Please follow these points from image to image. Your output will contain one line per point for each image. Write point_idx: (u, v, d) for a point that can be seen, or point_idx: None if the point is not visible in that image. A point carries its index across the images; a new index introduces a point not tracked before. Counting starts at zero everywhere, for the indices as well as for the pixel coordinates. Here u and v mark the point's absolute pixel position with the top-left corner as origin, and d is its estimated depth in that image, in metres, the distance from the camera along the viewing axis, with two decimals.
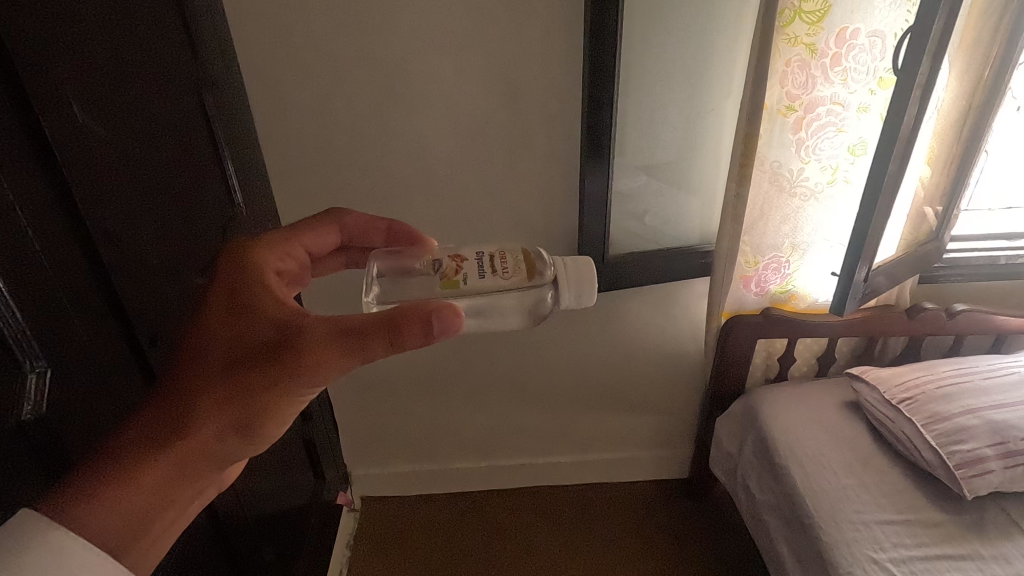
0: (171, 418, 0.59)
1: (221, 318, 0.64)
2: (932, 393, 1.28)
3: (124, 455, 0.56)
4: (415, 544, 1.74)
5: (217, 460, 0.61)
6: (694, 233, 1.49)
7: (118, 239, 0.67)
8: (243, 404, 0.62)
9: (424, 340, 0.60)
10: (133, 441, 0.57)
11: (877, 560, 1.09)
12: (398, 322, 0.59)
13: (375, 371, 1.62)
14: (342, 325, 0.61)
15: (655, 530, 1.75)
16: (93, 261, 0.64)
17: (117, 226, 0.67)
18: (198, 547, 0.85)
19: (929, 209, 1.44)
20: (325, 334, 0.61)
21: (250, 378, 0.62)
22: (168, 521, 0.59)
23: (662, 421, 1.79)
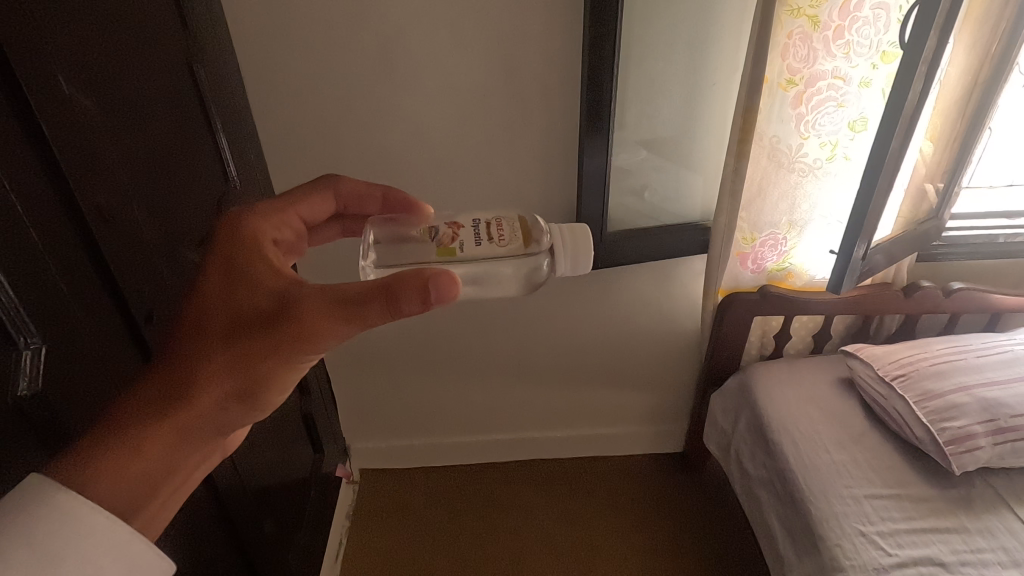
0: (175, 386, 0.59)
1: (220, 287, 0.64)
2: (926, 370, 1.29)
3: (129, 423, 0.56)
4: (414, 515, 1.77)
5: (220, 426, 0.62)
6: (695, 210, 1.48)
7: (111, 215, 0.66)
8: (243, 371, 0.62)
9: (421, 307, 0.60)
10: (135, 409, 0.57)
11: (864, 532, 1.11)
12: (394, 290, 0.59)
13: (373, 346, 1.63)
14: (339, 294, 0.61)
15: (649, 502, 1.78)
16: (85, 238, 0.63)
17: (111, 201, 0.67)
18: (199, 519, 0.86)
19: (930, 186, 1.43)
20: (322, 301, 0.61)
21: (249, 346, 0.62)
22: (175, 485, 0.59)
23: (658, 397, 1.81)
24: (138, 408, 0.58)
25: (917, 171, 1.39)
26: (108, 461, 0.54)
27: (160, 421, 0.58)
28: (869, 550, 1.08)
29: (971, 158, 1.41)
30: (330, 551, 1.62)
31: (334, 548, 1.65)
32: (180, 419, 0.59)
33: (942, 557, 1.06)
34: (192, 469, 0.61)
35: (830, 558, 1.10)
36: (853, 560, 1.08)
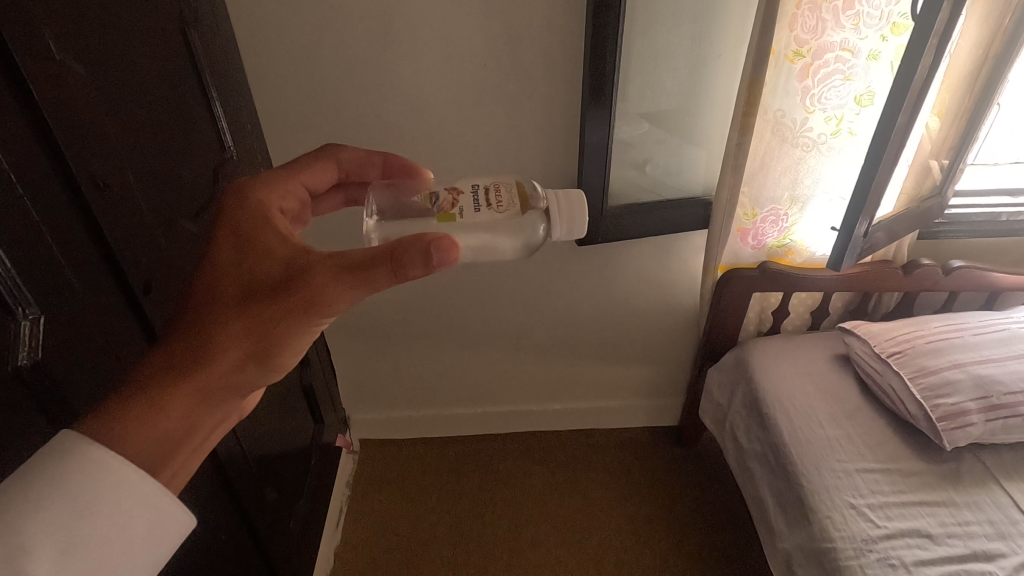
0: (194, 349, 0.59)
1: (230, 257, 0.65)
2: (922, 348, 1.30)
3: (151, 385, 0.56)
4: (413, 484, 1.80)
5: (240, 390, 0.61)
6: (697, 184, 1.47)
7: (107, 184, 0.66)
8: (260, 335, 0.62)
9: (425, 271, 0.60)
10: (154, 373, 0.57)
11: (854, 505, 1.14)
12: (399, 254, 0.59)
13: (372, 319, 1.63)
14: (348, 259, 0.61)
15: (645, 473, 1.81)
16: (80, 208, 0.63)
17: (106, 170, 0.66)
18: (201, 484, 0.88)
19: (935, 162, 1.41)
20: (332, 266, 0.61)
21: (264, 311, 0.62)
22: (198, 447, 0.58)
23: (655, 372, 1.82)
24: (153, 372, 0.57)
25: (923, 146, 1.38)
26: (131, 416, 0.53)
27: (177, 384, 0.57)
28: (858, 522, 1.11)
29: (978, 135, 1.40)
30: (330, 519, 1.66)
31: (334, 516, 1.68)
32: (199, 380, 0.58)
33: (930, 529, 1.08)
34: (211, 433, 0.60)
35: (819, 529, 1.12)
36: (842, 531, 1.10)
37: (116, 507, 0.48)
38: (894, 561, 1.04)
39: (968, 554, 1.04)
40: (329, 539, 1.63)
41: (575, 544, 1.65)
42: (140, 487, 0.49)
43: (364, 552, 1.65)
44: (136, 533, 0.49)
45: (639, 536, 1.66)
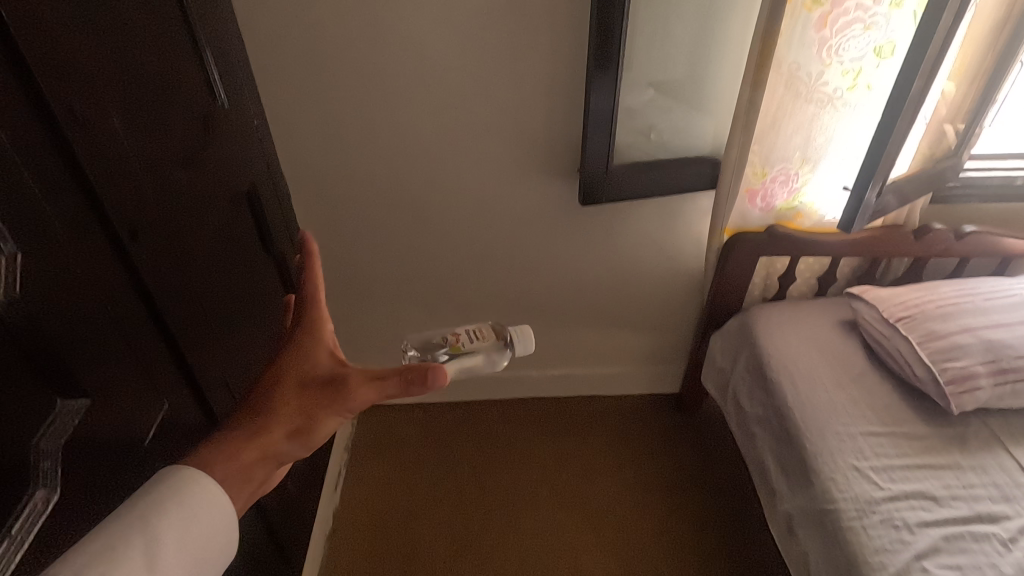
0: (255, 420, 0.70)
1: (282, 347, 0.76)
2: (931, 312, 1.28)
3: (223, 444, 0.67)
4: (411, 449, 1.79)
5: (287, 460, 0.71)
6: (706, 143, 1.41)
7: (87, 121, 0.68)
8: (307, 411, 0.72)
9: (423, 389, 0.69)
10: (226, 438, 0.68)
11: (857, 467, 1.12)
12: (407, 377, 0.70)
13: (370, 281, 1.60)
14: (375, 373, 0.72)
15: (644, 438, 1.81)
16: (61, 143, 0.65)
17: (86, 105, 0.68)
18: (185, 424, 0.90)
19: (949, 127, 1.37)
20: (364, 377, 0.72)
21: (313, 396, 0.73)
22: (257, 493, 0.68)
23: (658, 338, 1.80)
24: (221, 450, 0.66)
25: (938, 111, 1.33)
26: (218, 466, 0.65)
27: (242, 444, 0.67)
28: (861, 484, 1.10)
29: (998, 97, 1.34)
30: (328, 482, 1.65)
31: (333, 479, 1.68)
32: (261, 441, 0.69)
33: (935, 491, 1.07)
34: (267, 487, 0.70)
35: (822, 490, 1.11)
36: (845, 493, 1.09)
37: (197, 524, 0.59)
38: (898, 522, 1.03)
39: (972, 515, 1.03)
40: (327, 501, 1.62)
41: (574, 507, 1.65)
42: (211, 513, 0.61)
43: (362, 514, 1.64)
44: (212, 548, 0.61)
45: (638, 501, 1.66)
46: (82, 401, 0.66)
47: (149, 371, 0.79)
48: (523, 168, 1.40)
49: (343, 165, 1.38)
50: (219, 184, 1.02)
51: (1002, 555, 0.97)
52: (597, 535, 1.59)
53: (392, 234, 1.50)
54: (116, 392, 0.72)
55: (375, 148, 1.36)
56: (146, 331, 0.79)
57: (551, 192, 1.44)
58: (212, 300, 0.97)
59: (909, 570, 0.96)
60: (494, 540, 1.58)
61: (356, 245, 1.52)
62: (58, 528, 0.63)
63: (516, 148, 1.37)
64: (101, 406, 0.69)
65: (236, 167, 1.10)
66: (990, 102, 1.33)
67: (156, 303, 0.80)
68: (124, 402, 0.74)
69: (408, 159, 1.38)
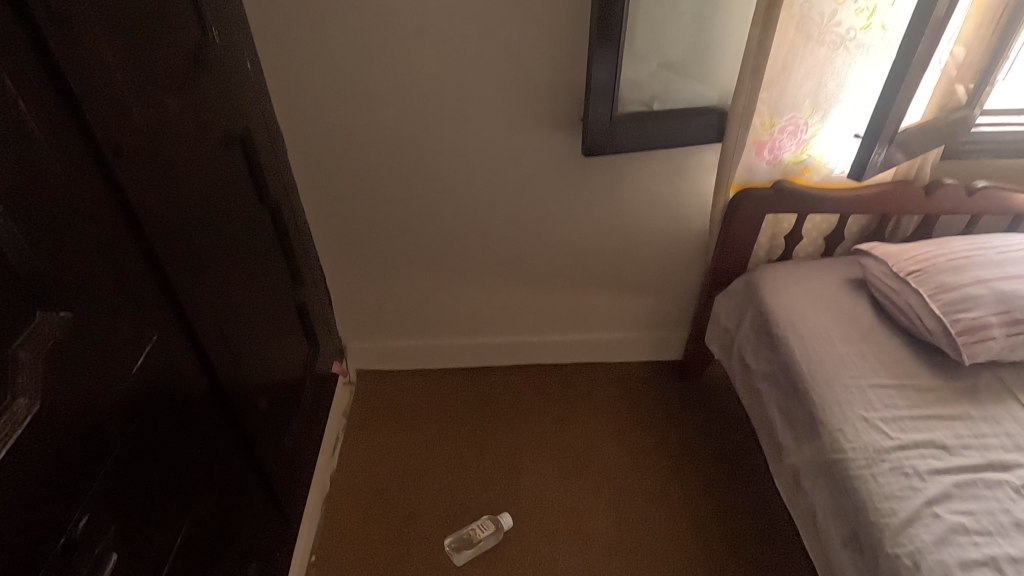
0: None
1: None
2: (942, 265, 1.25)
3: None
4: (409, 414, 1.76)
5: None
6: (712, 90, 1.35)
7: (67, 24, 0.64)
8: None
9: None
10: None
11: (866, 418, 1.10)
12: None
13: (368, 240, 1.56)
14: None
15: (646, 404, 1.78)
16: (38, 46, 0.61)
17: (66, 7, 0.64)
18: (181, 362, 0.86)
19: (961, 86, 1.31)
20: None
21: None
22: None
23: (660, 303, 1.77)
24: None
25: (948, 71, 1.28)
26: None
27: None
28: (871, 434, 1.07)
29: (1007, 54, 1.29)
30: (325, 446, 1.62)
31: (330, 443, 1.65)
32: None
33: (945, 440, 1.05)
34: None
35: (830, 441, 1.09)
36: (854, 443, 1.06)
37: None
38: (908, 470, 1.00)
39: (984, 463, 1.01)
40: (324, 465, 1.60)
41: (575, 470, 1.62)
42: None
43: (360, 478, 1.61)
44: None
45: (640, 465, 1.63)
46: (65, 315, 0.63)
47: (136, 296, 0.76)
48: (524, 119, 1.36)
49: (339, 115, 1.34)
50: (210, 119, 0.98)
51: (1015, 501, 0.95)
52: (599, 497, 1.56)
53: (391, 190, 1.47)
54: (101, 313, 0.69)
55: (372, 97, 1.32)
56: (132, 255, 0.76)
57: (553, 146, 1.41)
58: (204, 237, 0.94)
59: (919, 515, 0.94)
60: (493, 502, 1.55)
61: (353, 201, 1.49)
62: (43, 443, 0.60)
63: (517, 98, 1.33)
64: (86, 323, 0.66)
65: (229, 104, 1.06)
66: (1003, 58, 1.28)
67: (143, 226, 0.77)
68: (110, 324, 0.70)
69: (406, 109, 1.34)
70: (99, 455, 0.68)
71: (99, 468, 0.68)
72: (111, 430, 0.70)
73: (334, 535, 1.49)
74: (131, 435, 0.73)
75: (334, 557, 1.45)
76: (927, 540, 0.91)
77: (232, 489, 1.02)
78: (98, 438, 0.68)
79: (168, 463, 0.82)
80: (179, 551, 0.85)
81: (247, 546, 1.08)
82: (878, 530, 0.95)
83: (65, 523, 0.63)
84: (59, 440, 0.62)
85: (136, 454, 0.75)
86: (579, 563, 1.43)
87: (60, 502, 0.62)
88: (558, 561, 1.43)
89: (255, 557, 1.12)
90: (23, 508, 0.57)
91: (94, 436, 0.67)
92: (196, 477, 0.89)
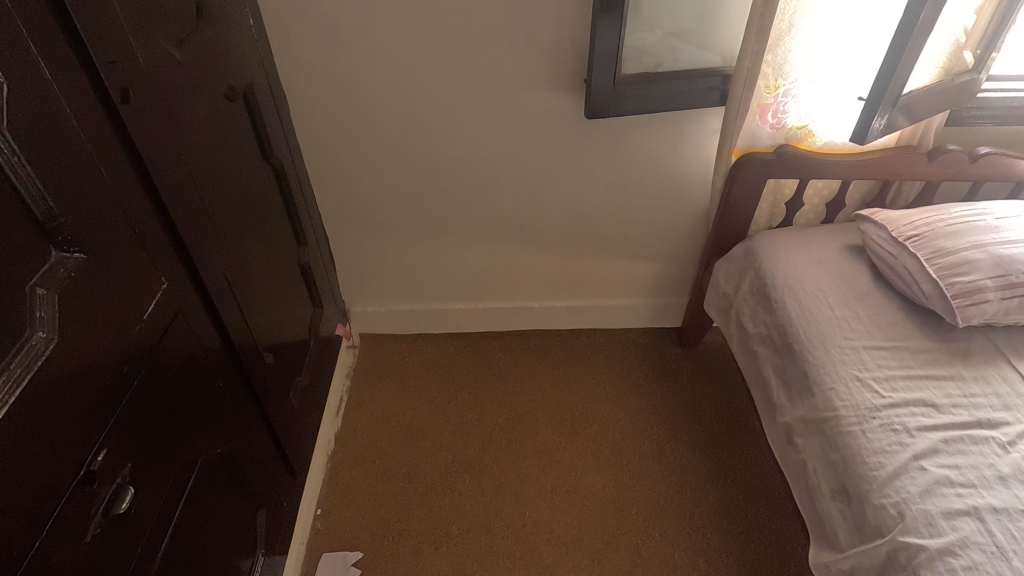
0: None
1: None
2: (941, 230, 1.26)
3: None
4: (411, 376, 1.79)
5: None
6: (716, 56, 1.33)
7: None
8: None
9: None
10: None
11: (859, 377, 1.12)
12: None
13: (371, 202, 1.58)
14: None
15: (645, 369, 1.81)
16: None
17: None
18: (191, 313, 0.88)
19: (969, 52, 1.30)
20: None
21: None
22: None
23: (661, 269, 1.79)
24: None
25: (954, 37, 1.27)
26: None
27: None
28: (862, 392, 1.09)
29: (1017, 19, 1.27)
30: (328, 408, 1.66)
31: (333, 404, 1.69)
32: None
33: (935, 399, 1.07)
34: None
35: (823, 400, 1.12)
36: (846, 401, 1.09)
37: None
38: (898, 426, 1.03)
39: (972, 421, 1.03)
40: (328, 424, 1.64)
41: (574, 432, 1.65)
42: None
43: (363, 436, 1.65)
44: None
45: (638, 427, 1.66)
46: (76, 256, 0.64)
47: (147, 244, 0.78)
48: (527, 81, 1.36)
49: (342, 74, 1.34)
50: (213, 73, 0.98)
51: (1000, 456, 0.97)
52: (597, 457, 1.60)
53: (394, 152, 1.48)
54: (115, 257, 0.71)
55: (375, 57, 1.31)
56: (142, 202, 0.77)
57: (557, 108, 1.40)
58: (209, 192, 0.95)
59: (906, 468, 0.97)
60: (493, 459, 1.59)
61: (357, 163, 1.49)
62: (61, 379, 0.62)
63: (520, 58, 1.32)
64: (101, 265, 0.68)
65: (232, 59, 1.06)
66: (1011, 23, 1.25)
67: (150, 174, 0.79)
68: (123, 269, 0.72)
69: (408, 70, 1.34)
70: (115, 393, 0.71)
71: (116, 407, 0.71)
72: (125, 370, 0.72)
73: (338, 490, 1.53)
74: (144, 377, 0.76)
75: (338, 512, 1.49)
76: (912, 492, 0.94)
77: (241, 438, 1.05)
78: (114, 376, 0.70)
79: (181, 408, 0.85)
80: (189, 494, 0.88)
81: (258, 493, 1.13)
82: (866, 482, 0.98)
83: (84, 456, 0.66)
84: (78, 375, 0.64)
85: (149, 394, 0.78)
86: (577, 518, 1.47)
87: (79, 435, 0.65)
88: (556, 516, 1.48)
89: (265, 504, 1.17)
90: (44, 437, 0.60)
91: (111, 373, 0.70)
92: (205, 426, 0.92)
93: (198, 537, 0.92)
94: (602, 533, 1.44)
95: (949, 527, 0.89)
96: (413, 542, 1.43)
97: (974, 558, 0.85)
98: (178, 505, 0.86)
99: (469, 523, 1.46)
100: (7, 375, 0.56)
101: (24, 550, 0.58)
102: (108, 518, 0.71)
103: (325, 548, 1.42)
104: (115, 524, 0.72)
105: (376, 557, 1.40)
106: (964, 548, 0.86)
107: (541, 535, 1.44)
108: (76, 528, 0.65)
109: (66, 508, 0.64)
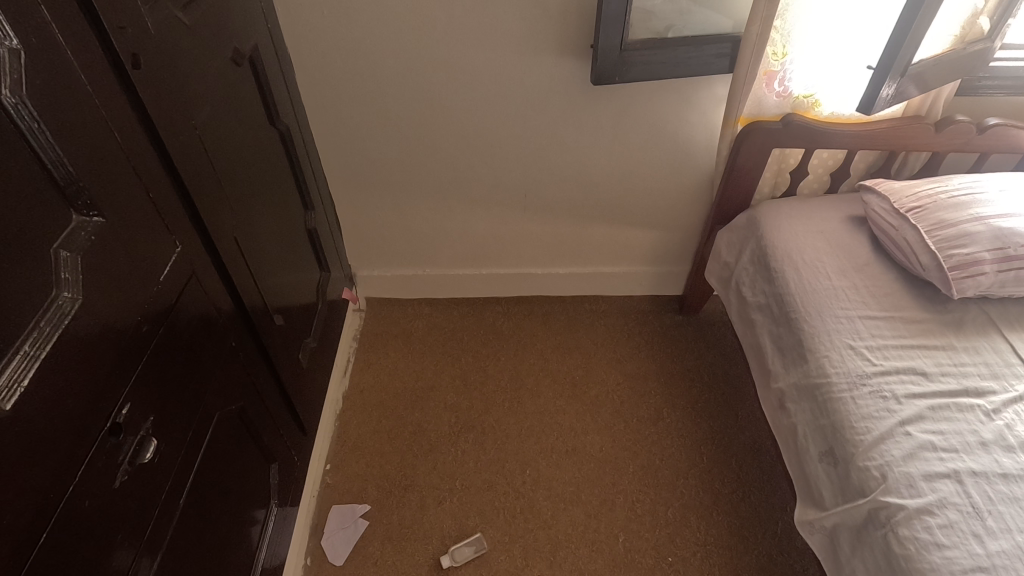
0: None
1: None
2: (943, 202, 1.26)
3: None
4: (416, 339, 1.84)
5: None
6: (728, 20, 1.30)
7: None
8: None
9: None
10: None
11: (853, 346, 1.15)
12: None
13: (377, 168, 1.59)
14: None
15: (645, 335, 1.85)
16: None
17: None
18: (205, 275, 0.91)
19: (985, 18, 1.27)
20: None
21: None
22: None
23: (663, 237, 1.80)
24: None
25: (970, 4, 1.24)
26: None
27: None
28: (855, 360, 1.13)
29: None
30: (336, 369, 1.71)
31: (341, 365, 1.74)
32: None
33: (925, 367, 1.10)
34: None
35: (816, 366, 1.15)
36: (838, 368, 1.12)
37: None
38: (886, 393, 1.06)
39: (959, 389, 1.06)
40: (336, 384, 1.69)
41: (575, 395, 1.70)
42: None
43: (370, 397, 1.70)
44: None
45: (636, 391, 1.71)
46: (94, 220, 0.67)
47: (161, 209, 0.80)
48: (534, 44, 1.34)
49: (347, 36, 1.33)
50: (219, 35, 0.98)
51: (985, 423, 1.01)
52: (596, 419, 1.65)
53: (399, 116, 1.47)
54: (132, 221, 0.73)
55: (380, 18, 1.30)
56: (155, 167, 0.79)
57: (562, 72, 1.39)
58: (217, 154, 0.97)
59: (892, 433, 1.01)
60: (495, 420, 1.65)
61: (363, 128, 1.50)
62: (87, 337, 0.66)
63: (527, 21, 1.31)
64: (118, 230, 0.70)
65: (238, 20, 1.06)
66: None
67: (162, 139, 0.80)
68: (141, 233, 0.75)
69: (413, 32, 1.32)
70: (135, 352, 0.74)
71: (136, 365, 0.75)
72: (144, 330, 0.76)
73: (346, 447, 1.59)
74: (162, 336, 0.80)
75: (346, 468, 1.55)
76: (896, 455, 0.98)
77: (254, 396, 1.10)
78: (135, 335, 0.74)
79: (197, 365, 0.89)
80: (206, 445, 0.93)
81: (271, 448, 1.18)
82: (853, 446, 1.03)
83: (110, 409, 0.70)
84: (101, 334, 0.68)
85: (167, 352, 0.81)
86: (575, 476, 1.53)
87: (103, 392, 0.69)
88: (555, 473, 1.54)
89: (277, 459, 1.22)
90: (74, 391, 0.64)
91: (132, 332, 0.73)
92: (218, 384, 0.96)
93: (215, 486, 0.97)
94: (598, 491, 1.50)
95: (928, 488, 0.93)
96: (417, 497, 1.49)
97: (949, 517, 0.90)
98: (196, 456, 0.91)
99: (471, 480, 1.52)
100: (38, 333, 0.59)
101: (59, 495, 0.63)
102: (134, 467, 0.75)
103: (334, 501, 1.49)
104: (140, 472, 0.77)
105: (383, 510, 1.47)
106: (941, 507, 0.91)
107: (541, 492, 1.50)
108: (105, 475, 0.70)
109: (96, 457, 0.68)
